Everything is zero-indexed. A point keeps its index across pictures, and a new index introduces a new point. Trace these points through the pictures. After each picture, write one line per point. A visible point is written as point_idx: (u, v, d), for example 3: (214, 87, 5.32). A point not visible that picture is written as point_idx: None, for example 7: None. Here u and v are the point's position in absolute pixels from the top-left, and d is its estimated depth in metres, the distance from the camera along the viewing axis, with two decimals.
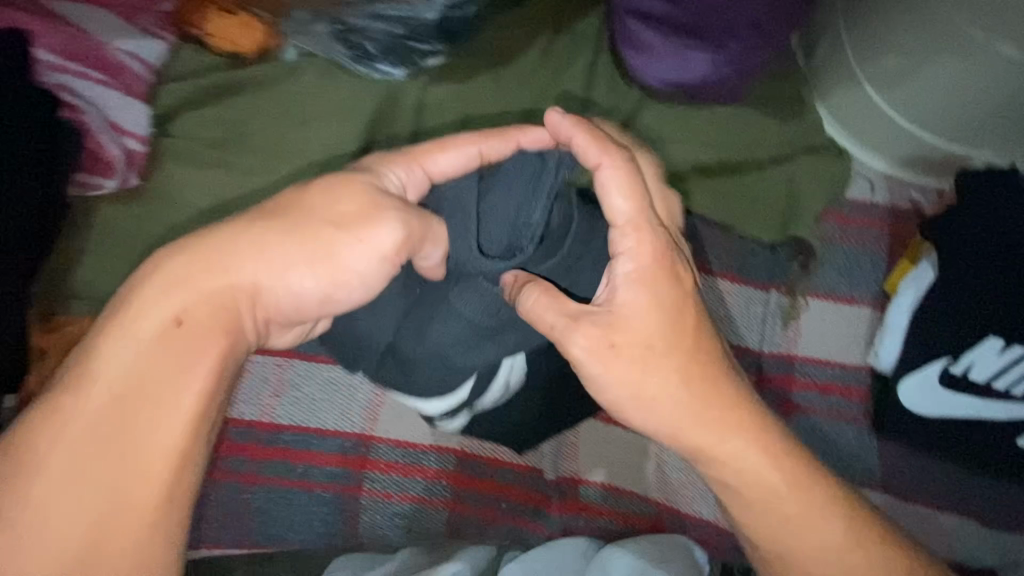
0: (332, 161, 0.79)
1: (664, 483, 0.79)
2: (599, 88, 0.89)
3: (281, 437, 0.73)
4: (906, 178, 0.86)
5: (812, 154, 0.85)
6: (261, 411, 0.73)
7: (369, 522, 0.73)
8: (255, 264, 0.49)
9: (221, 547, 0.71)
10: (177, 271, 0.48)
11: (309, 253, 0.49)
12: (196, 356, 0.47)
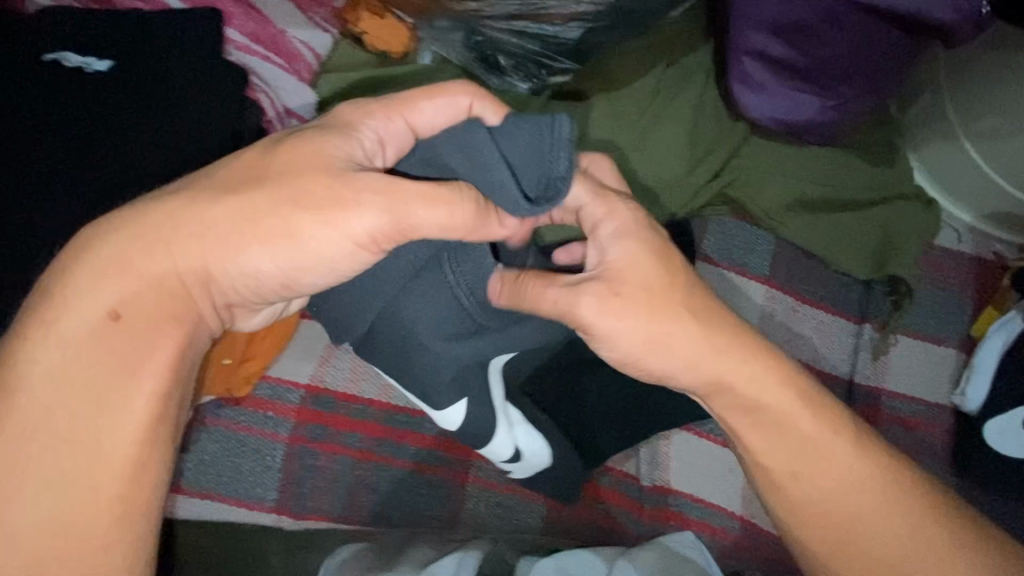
0: None
1: (749, 501, 0.81)
2: (707, 119, 0.94)
3: (395, 418, 0.74)
4: (990, 231, 0.91)
5: (905, 201, 0.90)
6: (379, 390, 0.74)
7: (474, 510, 0.75)
8: (190, 235, 0.48)
9: (245, 507, 0.71)
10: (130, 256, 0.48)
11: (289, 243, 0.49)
12: (104, 334, 0.47)
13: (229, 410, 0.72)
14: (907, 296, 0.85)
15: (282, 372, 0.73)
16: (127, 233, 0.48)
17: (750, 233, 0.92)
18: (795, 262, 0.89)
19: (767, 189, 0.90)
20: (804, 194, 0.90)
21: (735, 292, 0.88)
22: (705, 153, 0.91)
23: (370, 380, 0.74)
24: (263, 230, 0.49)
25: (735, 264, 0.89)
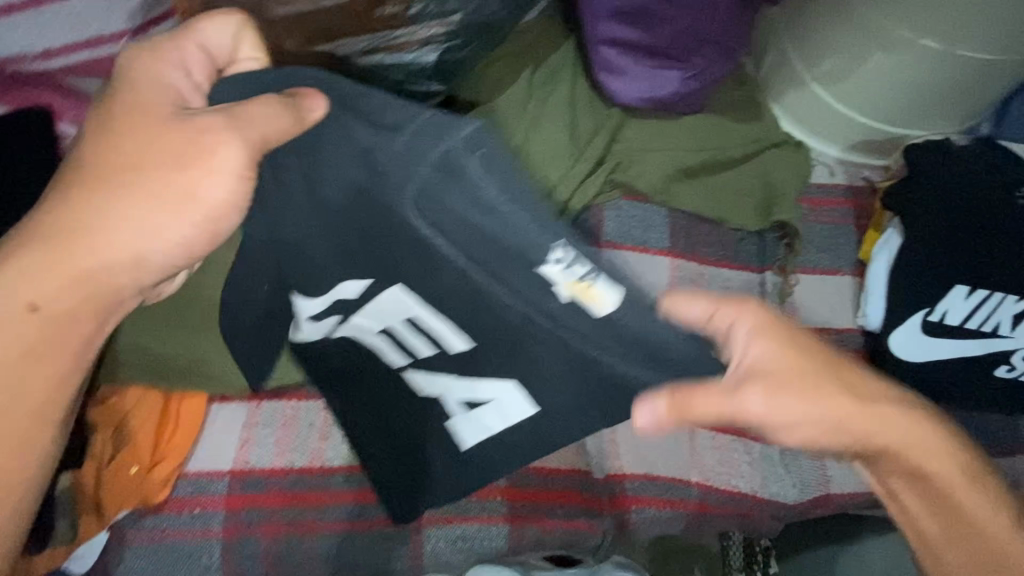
0: None
1: (701, 466, 0.83)
2: (582, 110, 0.96)
3: (334, 480, 0.71)
4: (859, 160, 0.98)
5: (778, 149, 0.95)
6: (311, 456, 0.71)
7: (436, 551, 0.74)
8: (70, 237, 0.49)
9: None
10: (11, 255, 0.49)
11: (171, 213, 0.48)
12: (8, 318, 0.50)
13: (151, 521, 0.66)
14: (798, 237, 0.90)
15: (202, 465, 0.68)
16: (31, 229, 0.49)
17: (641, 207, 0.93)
18: (692, 229, 0.92)
19: (651, 162, 0.92)
20: (685, 160, 0.93)
21: (643, 270, 0.90)
22: (587, 143, 0.94)
23: (298, 449, 0.71)
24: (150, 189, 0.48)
25: (637, 243, 0.91)
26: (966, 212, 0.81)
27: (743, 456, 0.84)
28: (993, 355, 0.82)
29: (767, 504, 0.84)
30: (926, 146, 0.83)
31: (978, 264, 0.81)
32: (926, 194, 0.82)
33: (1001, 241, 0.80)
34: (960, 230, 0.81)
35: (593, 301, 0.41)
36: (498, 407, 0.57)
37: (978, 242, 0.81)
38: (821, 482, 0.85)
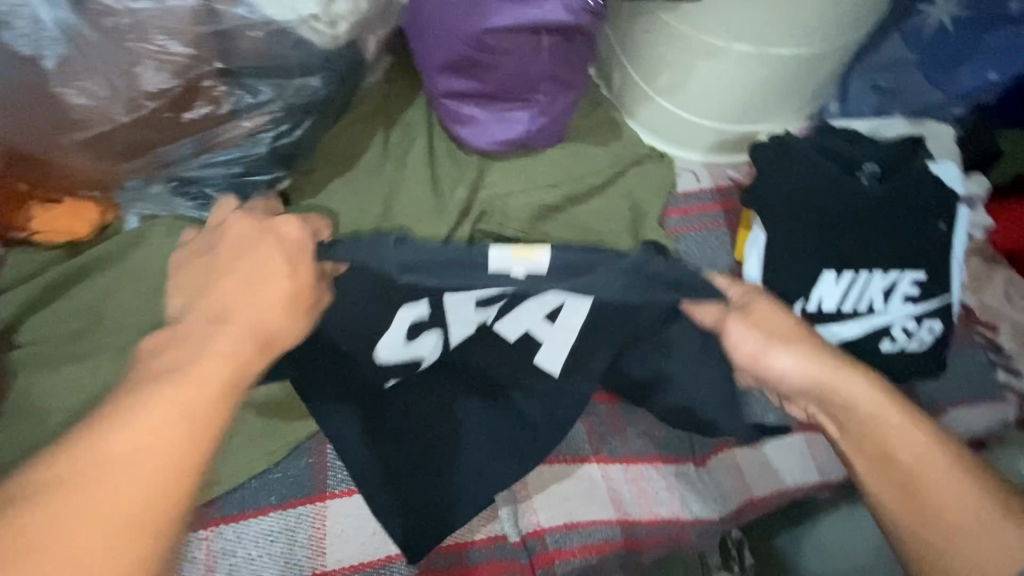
0: None
1: (619, 501, 0.81)
2: (441, 162, 0.95)
3: None
4: (720, 162, 0.99)
5: (639, 166, 0.96)
6: None
7: None
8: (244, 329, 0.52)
9: None
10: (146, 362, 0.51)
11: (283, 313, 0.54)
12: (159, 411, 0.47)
13: None
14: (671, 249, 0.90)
15: None
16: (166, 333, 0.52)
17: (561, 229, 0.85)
18: None
19: (515, 205, 0.92)
20: (553, 195, 0.92)
21: None
22: (450, 195, 0.92)
23: None
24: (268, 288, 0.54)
25: None
26: (815, 203, 0.82)
27: (658, 482, 0.83)
28: (872, 332, 0.83)
29: (695, 524, 0.82)
30: (767, 146, 0.85)
31: (836, 250, 0.82)
32: (773, 191, 0.83)
33: (851, 225, 0.82)
34: (814, 220, 0.82)
35: (537, 260, 0.56)
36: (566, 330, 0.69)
37: (832, 229, 0.82)
38: (743, 489, 0.84)
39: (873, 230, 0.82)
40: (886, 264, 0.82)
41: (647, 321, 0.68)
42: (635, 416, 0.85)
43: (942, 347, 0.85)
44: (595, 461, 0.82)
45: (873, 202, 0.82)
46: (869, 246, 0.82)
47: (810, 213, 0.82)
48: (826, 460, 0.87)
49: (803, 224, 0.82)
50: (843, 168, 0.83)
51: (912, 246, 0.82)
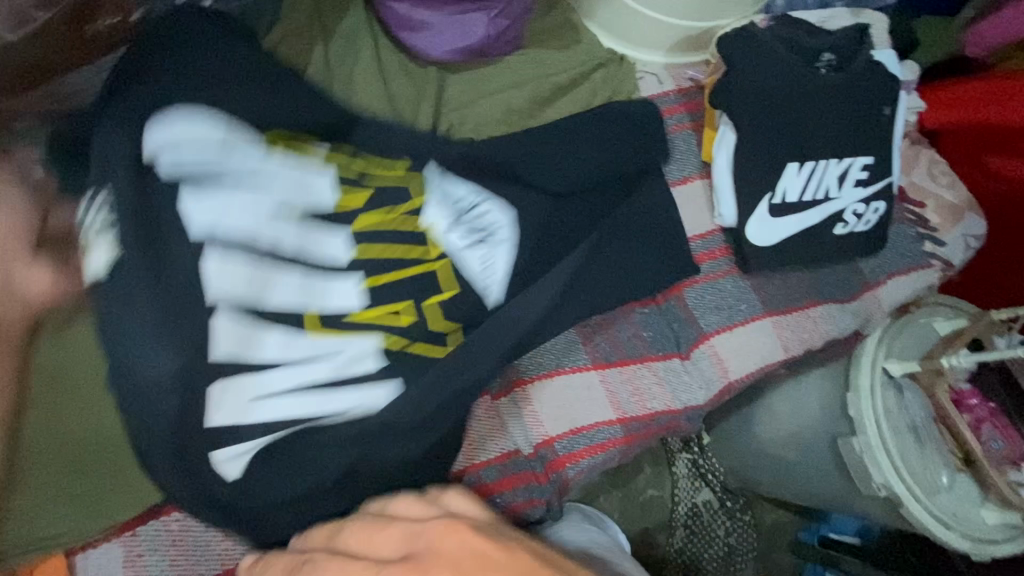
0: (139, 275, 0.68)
1: (616, 402, 0.85)
2: (394, 77, 0.85)
3: None
4: (678, 62, 0.98)
5: (603, 68, 0.93)
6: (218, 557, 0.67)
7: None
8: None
9: None
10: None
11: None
12: None
13: None
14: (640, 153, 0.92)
15: None
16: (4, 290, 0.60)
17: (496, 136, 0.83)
18: None
19: (483, 119, 0.86)
20: (524, 117, 0.87)
21: None
22: (410, 112, 0.84)
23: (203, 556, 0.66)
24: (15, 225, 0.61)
25: None
26: (773, 100, 0.85)
27: (650, 379, 0.87)
28: (829, 218, 0.90)
29: (682, 411, 0.89)
30: (728, 44, 0.87)
31: (794, 141, 0.86)
32: (738, 93, 0.85)
33: (806, 118, 0.86)
34: (771, 120, 0.86)
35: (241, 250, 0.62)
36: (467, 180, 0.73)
37: (789, 123, 0.86)
38: (722, 374, 0.91)
39: (827, 120, 0.87)
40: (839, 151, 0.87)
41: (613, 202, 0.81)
42: (623, 324, 0.88)
43: (884, 228, 0.94)
44: (593, 369, 0.85)
45: (826, 95, 0.86)
46: (825, 135, 0.87)
47: (772, 110, 0.85)
48: (791, 338, 0.93)
49: (770, 122, 0.86)
50: (793, 64, 0.86)
51: (859, 133, 0.88)
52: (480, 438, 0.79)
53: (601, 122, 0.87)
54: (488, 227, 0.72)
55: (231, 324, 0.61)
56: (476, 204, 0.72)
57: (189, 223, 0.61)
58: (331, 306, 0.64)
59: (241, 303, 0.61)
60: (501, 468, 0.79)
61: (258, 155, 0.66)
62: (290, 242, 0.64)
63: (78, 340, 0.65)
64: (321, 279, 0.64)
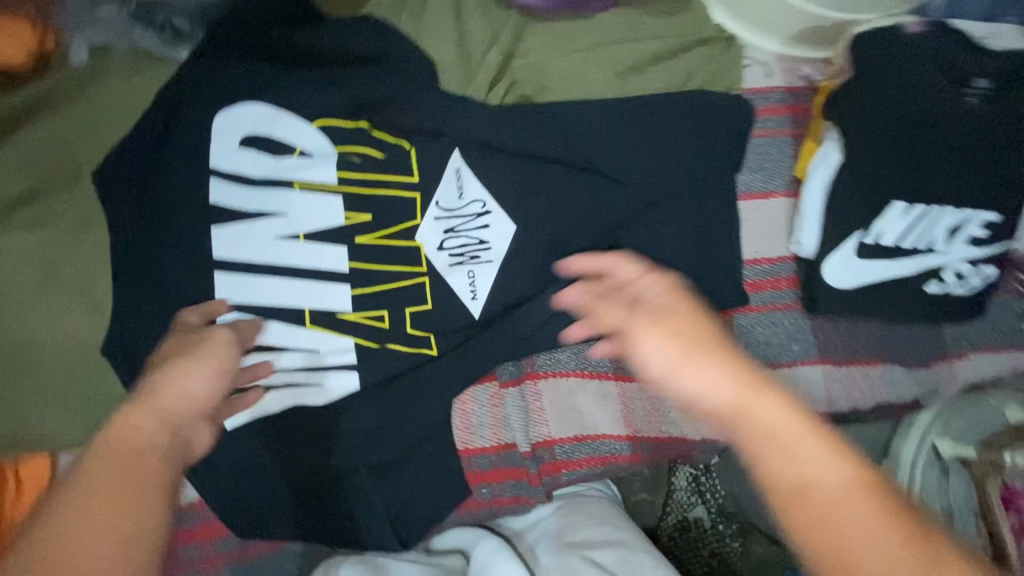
0: (159, 181, 0.64)
1: (630, 418, 0.79)
2: (470, 15, 0.76)
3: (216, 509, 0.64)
4: (798, 54, 0.84)
5: (707, 46, 0.80)
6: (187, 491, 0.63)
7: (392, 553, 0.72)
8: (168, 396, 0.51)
9: None
10: (179, 371, 0.53)
11: (195, 369, 0.54)
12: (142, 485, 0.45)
13: None
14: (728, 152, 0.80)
15: None
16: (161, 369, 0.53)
17: (565, 107, 0.75)
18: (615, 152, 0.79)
19: (559, 80, 0.76)
20: (605, 89, 0.77)
21: None
22: (478, 58, 0.75)
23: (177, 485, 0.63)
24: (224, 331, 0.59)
25: None
26: (901, 125, 0.72)
27: (672, 402, 0.80)
28: (925, 272, 0.77)
29: (700, 443, 0.82)
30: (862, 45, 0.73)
31: (914, 178, 0.73)
32: (861, 108, 0.73)
33: (937, 153, 0.72)
34: (892, 147, 0.73)
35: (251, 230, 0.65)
36: (483, 185, 0.71)
37: (914, 156, 0.73)
38: None
39: (962, 159, 0.72)
40: (965, 198, 0.74)
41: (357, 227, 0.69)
42: None
43: (987, 295, 0.81)
44: (613, 378, 0.79)
45: (969, 130, 0.72)
46: (955, 177, 0.73)
47: (897, 136, 0.72)
48: (841, 393, 0.84)
49: (891, 151, 0.73)
50: (939, 85, 0.72)
51: (994, 183, 0.74)
52: (480, 424, 0.74)
53: (687, 113, 0.77)
54: (479, 243, 0.71)
55: (231, 284, 0.64)
56: (477, 215, 0.71)
57: (211, 189, 0.65)
58: (316, 302, 0.67)
59: (240, 265, 0.65)
60: (494, 459, 0.75)
61: (309, 131, 0.69)
62: (299, 232, 0.67)
63: (94, 237, 0.62)
64: (320, 270, 0.68)
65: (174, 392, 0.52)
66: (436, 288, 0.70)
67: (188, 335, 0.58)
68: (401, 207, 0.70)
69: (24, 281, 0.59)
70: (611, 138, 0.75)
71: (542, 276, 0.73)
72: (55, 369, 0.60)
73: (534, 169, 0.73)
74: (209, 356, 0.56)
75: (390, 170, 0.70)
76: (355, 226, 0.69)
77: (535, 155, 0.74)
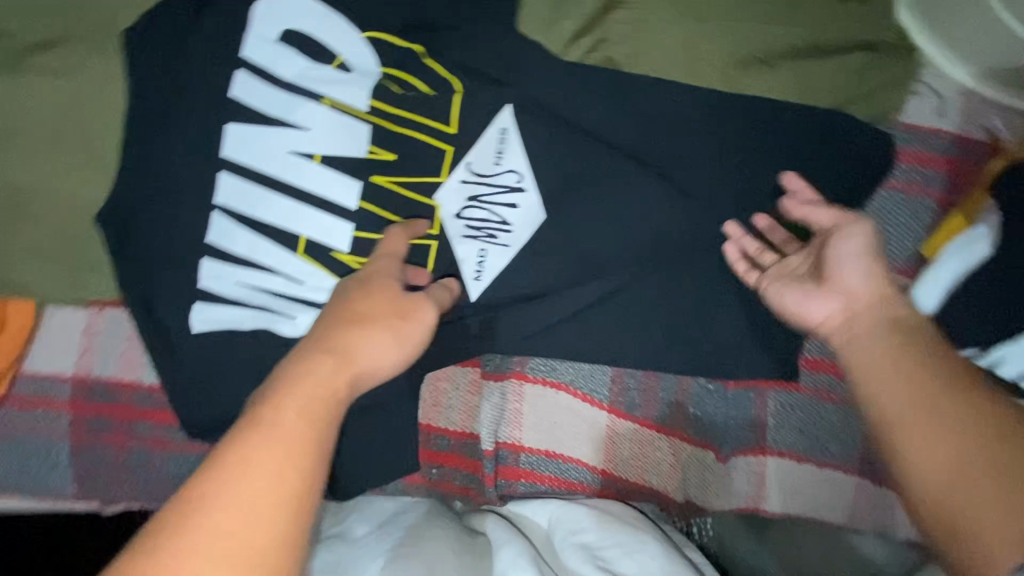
0: (183, 59, 0.60)
1: (612, 454, 0.71)
2: None
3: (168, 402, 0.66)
4: (989, 95, 0.63)
5: (870, 54, 0.61)
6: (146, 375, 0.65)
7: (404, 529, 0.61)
8: (346, 347, 0.45)
9: (44, 499, 0.66)
10: (381, 326, 0.47)
11: (387, 334, 0.47)
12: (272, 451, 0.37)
13: None
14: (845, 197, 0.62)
15: (44, 365, 0.65)
16: (361, 320, 0.47)
17: (653, 90, 0.61)
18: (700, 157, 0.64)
19: (661, 51, 0.61)
20: (713, 77, 0.61)
21: None
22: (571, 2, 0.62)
23: (139, 366, 0.65)
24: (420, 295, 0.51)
25: None
26: None
27: (664, 454, 0.71)
28: None
29: (681, 505, 0.73)
30: None
31: None
32: None
33: None
34: None
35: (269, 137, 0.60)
36: (525, 157, 0.61)
37: None
38: (754, 497, 0.72)
39: None
40: None
41: (374, 165, 0.62)
42: (674, 385, 0.70)
43: None
44: (607, 409, 0.70)
45: None
46: None
47: None
48: (868, 513, 0.71)
49: None
50: None
51: None
52: (451, 404, 0.71)
53: (806, 136, 0.60)
54: (500, 221, 0.62)
55: (233, 189, 0.60)
56: (508, 189, 0.62)
57: (235, 80, 0.60)
58: (314, 231, 0.62)
59: (246, 171, 0.60)
60: (454, 444, 0.71)
61: (354, 40, 0.61)
62: (315, 152, 0.61)
63: (113, 102, 0.61)
64: (326, 198, 0.62)
65: (371, 358, 0.45)
66: (441, 255, 0.63)
67: (392, 293, 0.50)
68: (427, 156, 0.61)
69: (46, 130, 0.60)
70: (699, 141, 0.61)
71: (563, 276, 0.63)
72: (56, 224, 0.61)
73: (592, 154, 0.61)
74: (402, 329, 0.48)
75: (428, 111, 0.61)
76: (372, 163, 0.62)
77: (597, 137, 0.61)
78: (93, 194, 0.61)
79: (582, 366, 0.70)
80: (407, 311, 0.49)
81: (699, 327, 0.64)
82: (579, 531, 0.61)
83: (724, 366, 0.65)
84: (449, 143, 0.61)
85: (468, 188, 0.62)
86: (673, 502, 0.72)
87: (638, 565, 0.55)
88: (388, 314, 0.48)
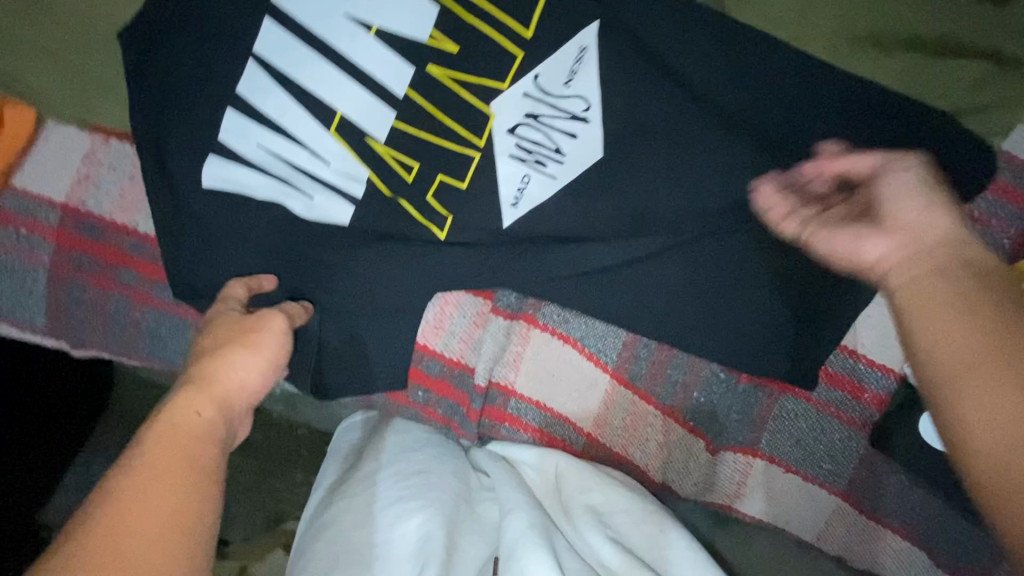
0: None
1: (602, 419, 0.69)
2: None
3: (158, 258, 0.61)
4: None
5: (1000, 65, 0.55)
6: (140, 224, 0.61)
7: (407, 452, 0.64)
8: (200, 376, 0.46)
9: (12, 326, 0.63)
10: (234, 357, 0.49)
11: (241, 354, 0.49)
12: (146, 487, 0.38)
13: None
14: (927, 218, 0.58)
15: (34, 186, 0.60)
16: (210, 353, 0.49)
17: (752, 46, 0.55)
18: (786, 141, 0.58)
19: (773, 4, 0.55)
20: (823, 47, 0.55)
21: None
22: None
23: (134, 212, 0.60)
24: (279, 316, 0.54)
25: None
26: None
27: (654, 433, 0.69)
28: None
29: (657, 486, 0.71)
30: None
31: None
32: None
33: None
34: None
35: None
36: (598, 85, 0.56)
37: None
38: (730, 494, 0.70)
39: None
40: None
41: (433, 53, 0.55)
42: (685, 366, 0.66)
43: None
44: (609, 374, 0.67)
45: None
46: None
47: None
48: (837, 536, 0.70)
49: None
50: None
51: None
52: (451, 332, 0.67)
53: (906, 134, 0.54)
54: (554, 148, 0.57)
55: (275, 40, 0.54)
56: (570, 116, 0.56)
57: None
58: (353, 110, 0.56)
59: (295, 25, 0.54)
60: (445, 373, 0.68)
61: None
62: (373, 23, 0.55)
63: None
64: (373, 77, 0.56)
65: (232, 377, 0.48)
66: (481, 171, 0.58)
67: (240, 318, 0.53)
68: (492, 58, 0.55)
69: None
70: (785, 114, 0.55)
71: (602, 225, 0.58)
72: (72, 32, 0.55)
73: (669, 99, 0.56)
74: (262, 346, 0.50)
75: (506, 7, 0.55)
76: (432, 51, 0.55)
77: (679, 83, 0.56)
78: (118, 9, 0.55)
79: (594, 324, 0.66)
80: (257, 328, 0.52)
81: (729, 312, 0.60)
82: (583, 489, 0.63)
83: (741, 359, 0.61)
84: (520, 50, 0.55)
85: (527, 105, 0.56)
86: (649, 481, 0.71)
87: (644, 537, 0.58)
88: (237, 339, 0.50)
